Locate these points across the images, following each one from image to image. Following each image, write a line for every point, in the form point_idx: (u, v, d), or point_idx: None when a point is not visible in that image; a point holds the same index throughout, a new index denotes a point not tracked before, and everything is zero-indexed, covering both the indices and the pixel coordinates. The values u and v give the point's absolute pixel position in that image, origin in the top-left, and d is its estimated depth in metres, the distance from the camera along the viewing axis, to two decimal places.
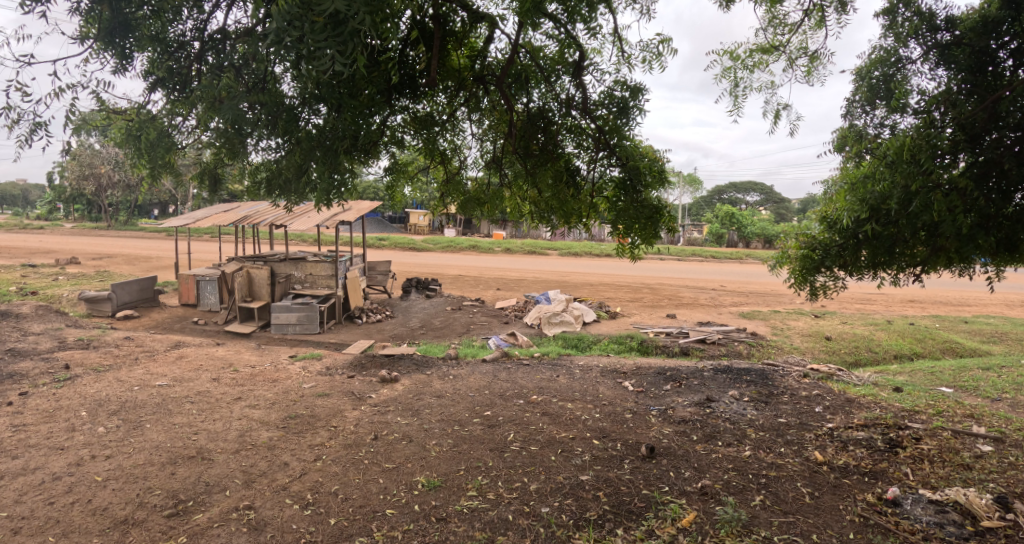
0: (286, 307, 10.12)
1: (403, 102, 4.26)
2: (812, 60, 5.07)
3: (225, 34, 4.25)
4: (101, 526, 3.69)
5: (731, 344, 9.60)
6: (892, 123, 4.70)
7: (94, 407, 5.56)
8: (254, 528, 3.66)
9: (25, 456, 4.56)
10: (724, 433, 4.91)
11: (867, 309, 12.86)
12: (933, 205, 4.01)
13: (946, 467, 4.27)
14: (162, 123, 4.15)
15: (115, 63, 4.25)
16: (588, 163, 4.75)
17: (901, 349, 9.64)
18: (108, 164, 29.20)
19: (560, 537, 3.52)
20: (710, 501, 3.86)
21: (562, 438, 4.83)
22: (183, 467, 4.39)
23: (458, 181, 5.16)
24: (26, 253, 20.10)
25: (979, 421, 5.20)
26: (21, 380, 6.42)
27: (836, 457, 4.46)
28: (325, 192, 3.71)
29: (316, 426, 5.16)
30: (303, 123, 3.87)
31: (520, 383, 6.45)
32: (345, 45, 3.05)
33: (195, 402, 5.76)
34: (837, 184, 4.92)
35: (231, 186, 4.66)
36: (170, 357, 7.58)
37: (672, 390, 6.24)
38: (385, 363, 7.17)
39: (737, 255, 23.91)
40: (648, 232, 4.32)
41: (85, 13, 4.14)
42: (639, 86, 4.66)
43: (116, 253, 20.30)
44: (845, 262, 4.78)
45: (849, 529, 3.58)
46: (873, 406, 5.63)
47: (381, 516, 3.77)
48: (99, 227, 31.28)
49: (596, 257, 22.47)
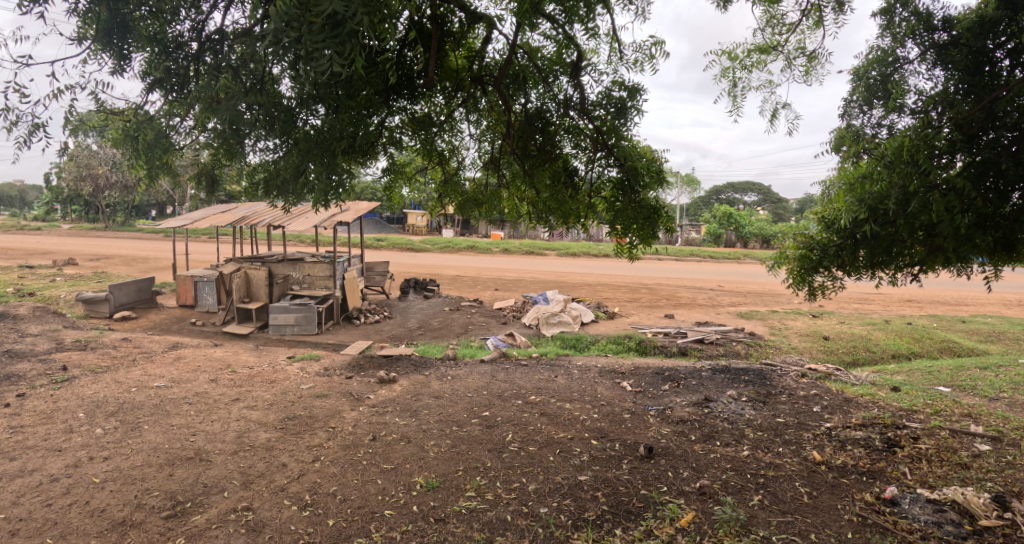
0: (284, 308, 10.12)
1: (401, 103, 4.26)
2: (810, 60, 5.08)
3: (224, 34, 4.24)
4: (99, 528, 3.68)
5: (730, 343, 9.62)
6: (890, 123, 4.71)
7: (92, 409, 5.56)
8: (253, 529, 3.66)
9: (23, 458, 4.56)
10: (722, 433, 4.92)
11: (865, 309, 12.89)
12: (932, 205, 4.02)
13: (944, 466, 4.29)
14: (160, 124, 4.14)
15: (113, 64, 4.25)
16: (586, 163, 4.75)
17: (899, 348, 9.67)
18: (106, 164, 29.16)
19: (559, 537, 3.53)
20: (709, 500, 3.87)
21: (560, 438, 4.83)
22: (182, 468, 4.39)
23: (456, 182, 5.15)
24: (23, 254, 20.05)
25: (976, 421, 5.23)
26: (18, 381, 6.41)
27: (834, 457, 4.47)
28: (323, 193, 3.71)
29: (315, 427, 5.16)
30: (301, 124, 3.88)
31: (519, 383, 6.46)
32: (343, 46, 3.05)
33: (194, 403, 5.76)
34: (834, 184, 4.92)
35: (229, 187, 4.65)
36: (168, 359, 7.58)
37: (671, 390, 6.25)
38: (384, 364, 7.17)
39: (735, 255, 23.95)
40: (646, 232, 4.34)
41: (82, 14, 4.13)
42: (636, 87, 4.67)
43: (114, 253, 20.28)
44: (843, 262, 4.75)
45: (847, 529, 3.59)
46: (871, 406, 5.65)
47: (380, 516, 3.77)
48: (97, 228, 31.21)
49: (594, 257, 22.48)
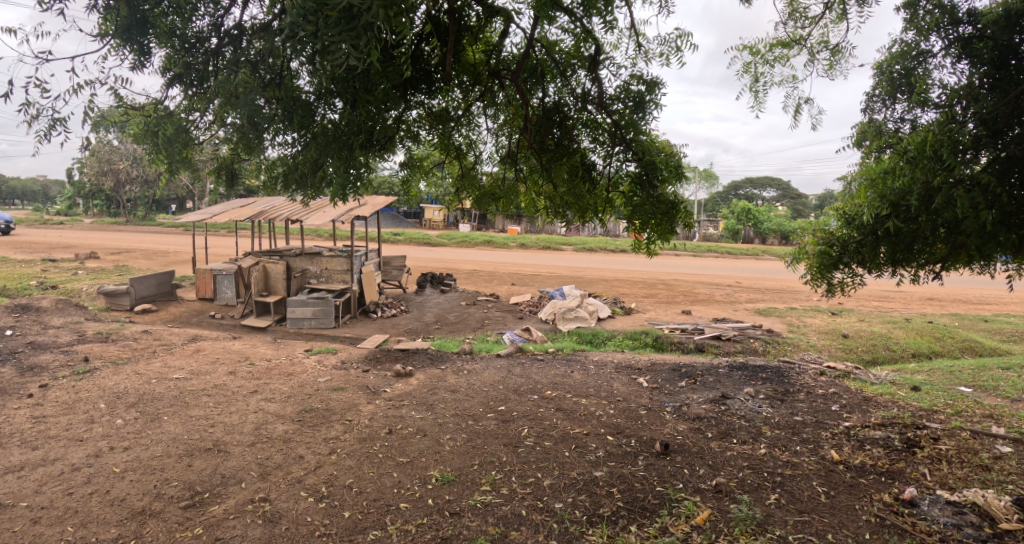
0: (302, 302, 10.22)
1: (418, 97, 4.33)
2: (834, 54, 5.01)
3: (242, 29, 4.28)
4: (119, 517, 3.74)
5: (747, 340, 9.52)
6: (913, 117, 4.64)
7: (113, 400, 5.65)
8: (270, 520, 3.70)
9: (45, 447, 4.64)
10: (739, 431, 4.88)
11: (885, 306, 12.72)
12: (956, 201, 3.94)
13: (965, 467, 4.22)
14: (179, 119, 4.20)
15: (132, 61, 4.30)
16: (604, 157, 4.69)
17: (919, 348, 9.52)
18: (127, 160, 29.69)
19: (573, 533, 3.52)
20: (725, 498, 3.85)
21: (575, 434, 4.82)
22: (200, 459, 4.45)
23: (473, 176, 5.12)
24: (48, 248, 20.51)
25: (998, 422, 5.13)
26: (41, 372, 6.54)
27: (853, 457, 4.42)
28: (341, 187, 3.84)
29: (331, 420, 5.20)
30: (319, 117, 3.93)
31: (535, 378, 6.44)
32: (358, 40, 3.04)
33: (212, 395, 5.83)
34: (856, 179, 4.87)
35: (249, 181, 4.69)
36: (188, 351, 7.69)
37: (687, 386, 6.22)
38: (399, 357, 7.19)
39: (752, 251, 23.69)
40: (664, 228, 4.33)
41: (103, 10, 4.19)
42: (655, 81, 4.64)
43: (135, 247, 20.61)
44: (864, 258, 4.70)
45: (865, 529, 3.55)
46: (890, 405, 5.57)
47: (395, 509, 3.80)
48: (118, 222, 31.66)
49: (610, 253, 22.38)
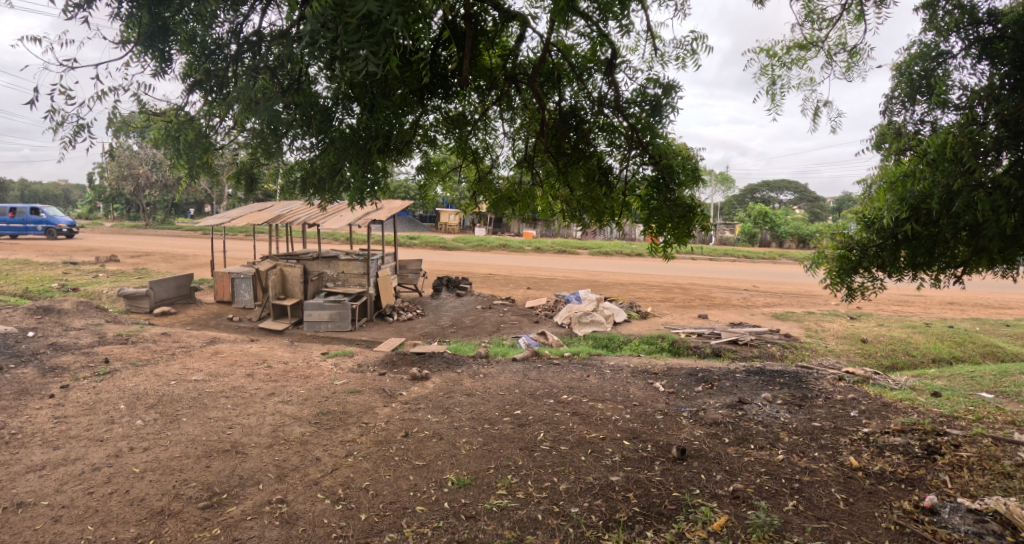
0: (318, 305, 10.30)
1: (435, 102, 4.35)
2: (852, 55, 4.97)
3: (261, 36, 4.33)
4: (138, 516, 3.80)
5: (764, 345, 9.44)
6: (933, 119, 4.59)
7: (133, 401, 5.73)
8: (287, 522, 3.73)
9: (67, 447, 4.73)
10: (757, 436, 4.84)
11: (905, 311, 12.56)
12: (977, 205, 3.89)
13: (986, 475, 4.15)
14: (200, 125, 4.26)
15: (154, 67, 4.38)
16: (620, 161, 4.69)
17: (940, 353, 9.38)
18: (146, 164, 30.18)
19: (588, 537, 3.52)
20: (743, 504, 3.82)
21: (591, 438, 4.81)
22: (218, 460, 4.50)
23: (489, 180, 5.14)
24: (70, 251, 20.89)
25: (1021, 429, 5.04)
26: (63, 373, 6.66)
27: (871, 463, 4.37)
28: (359, 191, 3.89)
29: (347, 423, 5.24)
30: (336, 122, 3.96)
31: (550, 383, 6.43)
32: (377, 46, 3.07)
33: (230, 397, 5.89)
34: (875, 182, 4.82)
35: (267, 186, 4.75)
36: (206, 353, 7.79)
37: (704, 391, 6.18)
38: (415, 360, 7.22)
39: (769, 254, 23.49)
40: (681, 231, 4.31)
41: (126, 18, 4.28)
42: (672, 84, 4.63)
43: (155, 251, 20.92)
44: (883, 262, 4.65)
45: (884, 537, 3.51)
46: (910, 411, 5.50)
47: (411, 512, 3.82)
48: (138, 226, 32.16)
49: (626, 257, 22.32)
